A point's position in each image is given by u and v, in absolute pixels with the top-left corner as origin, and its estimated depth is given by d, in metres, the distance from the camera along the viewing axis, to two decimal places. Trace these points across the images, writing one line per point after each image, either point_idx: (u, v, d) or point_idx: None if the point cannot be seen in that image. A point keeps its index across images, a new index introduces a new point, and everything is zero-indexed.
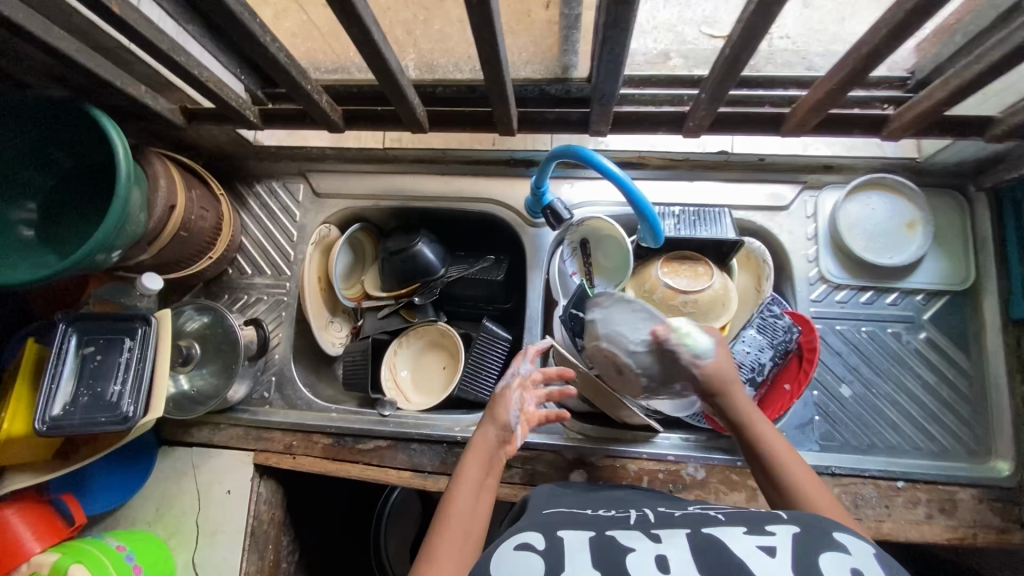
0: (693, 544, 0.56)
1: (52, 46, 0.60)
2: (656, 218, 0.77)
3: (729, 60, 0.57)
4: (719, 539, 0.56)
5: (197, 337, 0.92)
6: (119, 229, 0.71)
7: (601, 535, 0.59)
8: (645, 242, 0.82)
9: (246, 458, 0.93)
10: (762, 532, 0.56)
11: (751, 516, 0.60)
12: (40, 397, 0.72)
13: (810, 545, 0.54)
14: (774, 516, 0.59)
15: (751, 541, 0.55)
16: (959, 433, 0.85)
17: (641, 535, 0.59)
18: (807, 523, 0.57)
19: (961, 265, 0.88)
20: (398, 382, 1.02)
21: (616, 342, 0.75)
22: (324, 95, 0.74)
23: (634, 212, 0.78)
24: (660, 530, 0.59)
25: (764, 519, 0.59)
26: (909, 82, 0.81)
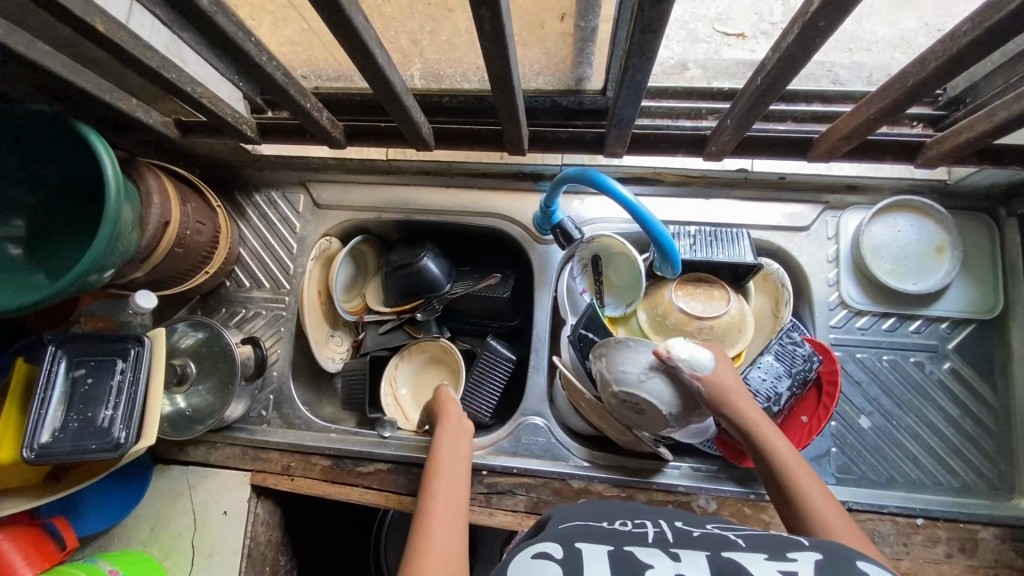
0: (713, 565, 0.51)
1: (35, 62, 0.57)
2: (673, 245, 0.73)
3: (761, 90, 0.53)
4: (738, 562, 0.52)
5: (192, 354, 0.89)
6: (110, 248, 0.67)
7: (616, 550, 0.54)
8: (661, 270, 0.78)
9: (243, 478, 0.90)
10: (784, 558, 0.52)
11: (773, 542, 0.55)
12: (28, 423, 0.69)
13: (837, 570, 0.49)
14: (797, 542, 0.54)
15: (773, 566, 0.50)
16: (981, 468, 0.81)
17: (658, 551, 0.54)
18: (829, 551, 0.53)
19: (989, 292, 0.84)
20: (398, 399, 0.99)
21: (628, 386, 0.71)
22: (325, 111, 0.70)
23: (649, 238, 0.74)
24: (678, 548, 0.55)
25: (787, 546, 0.54)
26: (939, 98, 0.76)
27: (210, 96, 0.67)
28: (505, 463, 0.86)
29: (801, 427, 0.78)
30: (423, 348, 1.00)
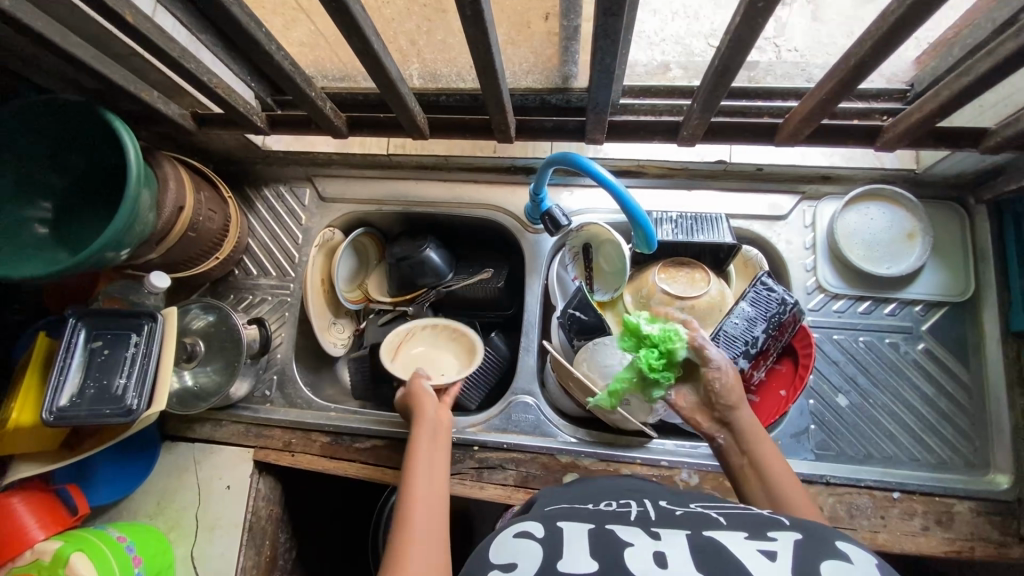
0: (692, 543, 0.53)
1: (69, 52, 0.63)
2: (649, 224, 0.78)
3: (718, 70, 0.58)
4: (717, 540, 0.53)
5: (203, 335, 0.95)
6: (128, 227, 0.73)
7: (599, 531, 0.56)
8: (638, 248, 0.82)
9: (247, 454, 0.95)
10: (763, 537, 0.53)
11: (753, 522, 0.57)
12: (49, 388, 0.74)
13: (815, 550, 0.51)
14: (778, 522, 0.56)
15: (751, 543, 0.52)
16: (958, 445, 0.84)
17: (639, 532, 0.56)
18: (809, 530, 0.54)
19: (961, 276, 0.88)
20: (404, 343, 0.95)
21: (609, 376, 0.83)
22: (328, 102, 0.76)
23: (627, 218, 0.78)
24: (659, 529, 0.57)
25: (767, 526, 0.56)
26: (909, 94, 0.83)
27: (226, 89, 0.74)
28: (496, 438, 0.90)
29: (779, 401, 0.83)
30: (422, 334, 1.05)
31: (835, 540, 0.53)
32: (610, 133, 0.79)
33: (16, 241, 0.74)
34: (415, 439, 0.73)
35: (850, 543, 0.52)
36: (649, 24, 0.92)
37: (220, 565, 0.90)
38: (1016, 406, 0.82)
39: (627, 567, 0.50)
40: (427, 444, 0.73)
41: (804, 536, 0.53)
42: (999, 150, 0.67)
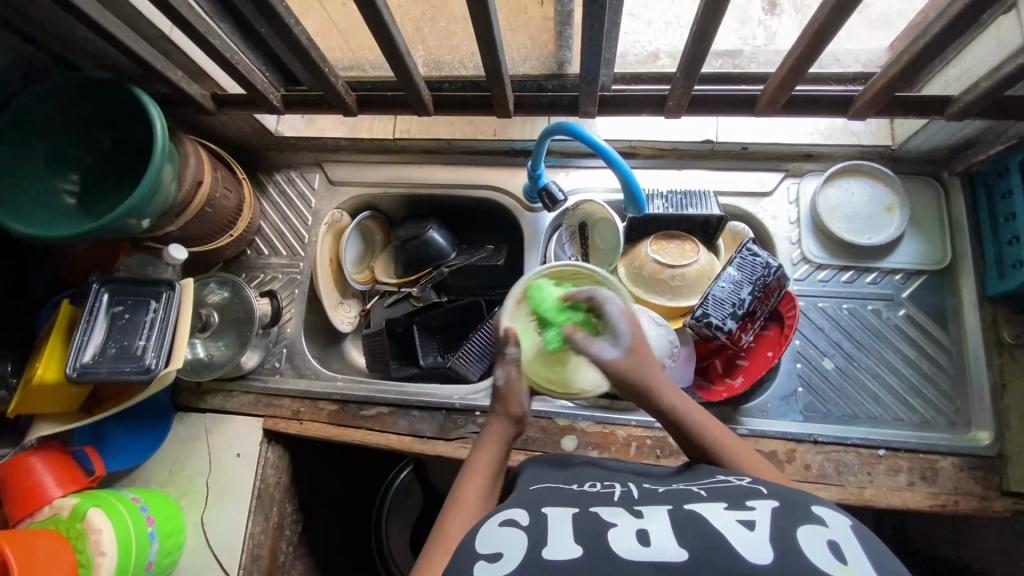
0: (675, 520, 0.52)
1: (105, 28, 0.69)
2: (640, 189, 0.88)
3: (698, 31, 0.64)
4: (699, 515, 0.52)
5: (217, 308, 0.99)
6: (150, 196, 0.78)
7: (582, 512, 0.55)
8: (628, 210, 0.92)
9: (256, 423, 0.98)
10: (743, 507, 0.53)
11: (732, 492, 0.56)
12: (73, 346, 0.79)
13: (794, 516, 0.51)
14: (757, 491, 0.55)
15: (731, 516, 0.51)
16: (939, 405, 0.88)
17: (623, 511, 0.55)
18: (786, 498, 0.53)
19: (938, 246, 0.93)
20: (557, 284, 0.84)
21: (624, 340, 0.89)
22: (340, 79, 0.82)
23: (621, 183, 0.88)
24: (642, 507, 0.56)
25: (745, 494, 0.55)
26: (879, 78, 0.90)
27: (247, 66, 0.79)
28: None
29: (766, 361, 0.88)
30: (427, 316, 1.06)
31: (812, 505, 0.53)
32: (602, 107, 0.84)
33: (47, 211, 0.79)
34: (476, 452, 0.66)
35: (828, 509, 0.52)
36: (637, 14, 0.99)
37: (228, 530, 0.93)
38: (993, 365, 0.86)
39: (613, 554, 0.49)
40: (492, 452, 0.66)
41: (782, 504, 0.53)
42: (963, 116, 0.72)
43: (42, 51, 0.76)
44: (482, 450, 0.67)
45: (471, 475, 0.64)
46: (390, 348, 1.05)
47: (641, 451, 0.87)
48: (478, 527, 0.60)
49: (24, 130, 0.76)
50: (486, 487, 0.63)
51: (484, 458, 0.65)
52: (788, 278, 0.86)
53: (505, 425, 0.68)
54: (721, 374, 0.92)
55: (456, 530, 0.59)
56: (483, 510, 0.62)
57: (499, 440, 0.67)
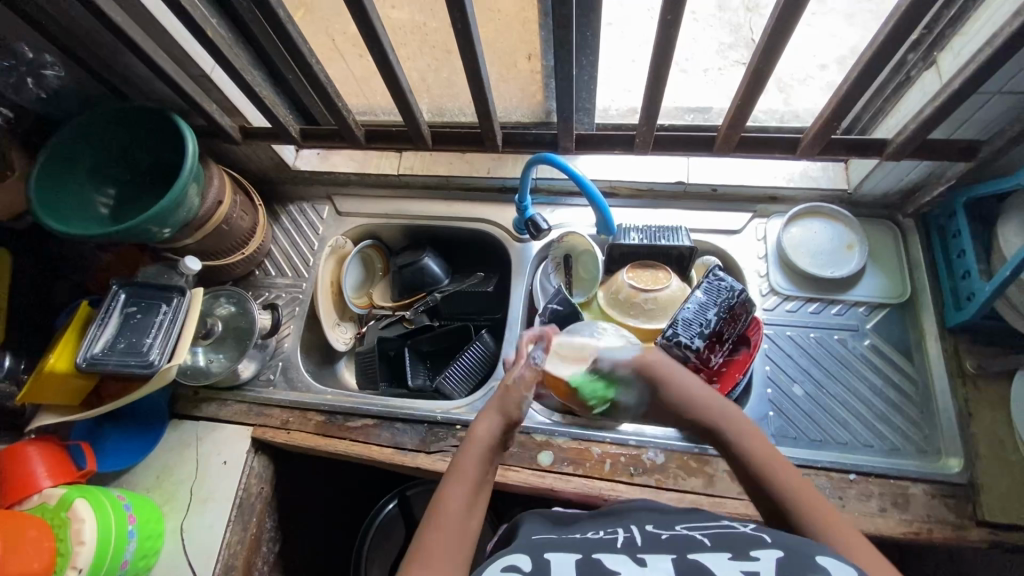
0: (678, 568, 0.51)
1: (159, 65, 0.82)
2: (608, 211, 0.96)
3: (655, 73, 0.74)
4: (702, 566, 0.51)
5: (223, 319, 1.06)
6: (172, 209, 0.87)
7: (586, 557, 0.54)
8: (601, 233, 1.02)
9: (245, 431, 1.01)
10: (747, 556, 0.51)
11: (737, 539, 0.54)
12: (86, 337, 0.86)
13: (798, 566, 0.50)
14: (760, 539, 0.53)
15: (735, 566, 0.50)
16: (909, 433, 0.89)
17: (626, 558, 0.54)
18: (791, 546, 0.52)
19: (898, 281, 0.98)
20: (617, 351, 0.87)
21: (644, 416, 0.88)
22: (352, 115, 0.94)
23: (590, 205, 0.95)
24: (646, 554, 0.54)
25: (750, 543, 0.53)
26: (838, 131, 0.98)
27: (272, 101, 0.91)
28: None
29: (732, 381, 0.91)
30: (417, 339, 1.12)
31: (819, 554, 0.51)
32: (579, 145, 0.94)
33: (83, 218, 0.90)
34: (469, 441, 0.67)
35: (834, 558, 0.50)
36: (617, 74, 1.12)
37: (206, 538, 0.94)
38: (959, 395, 0.89)
39: None
40: (479, 450, 0.66)
41: (787, 554, 0.51)
42: (896, 154, 0.82)
43: (103, 85, 0.90)
44: (470, 448, 0.66)
45: (457, 477, 0.63)
46: (379, 367, 1.10)
47: (615, 468, 0.89)
48: (464, 528, 0.59)
49: (75, 148, 0.88)
50: (473, 488, 0.62)
51: (470, 458, 0.65)
52: (753, 304, 0.92)
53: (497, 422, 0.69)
54: None
55: (441, 541, 0.57)
56: (471, 511, 0.61)
57: (486, 436, 0.67)
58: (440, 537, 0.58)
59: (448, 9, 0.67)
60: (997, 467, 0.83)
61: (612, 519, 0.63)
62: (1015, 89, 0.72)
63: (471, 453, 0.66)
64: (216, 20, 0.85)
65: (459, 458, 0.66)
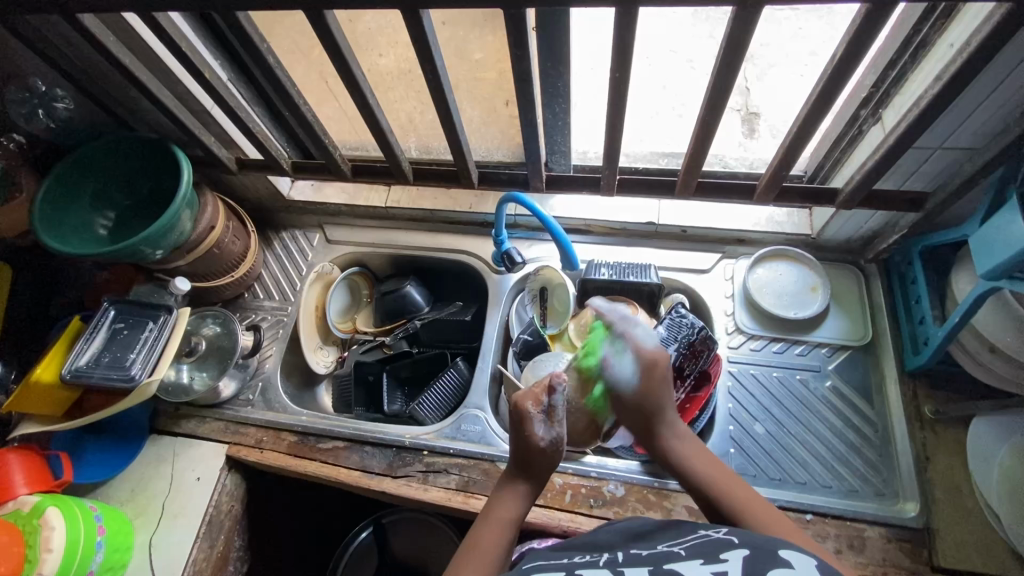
0: None
1: (164, 104, 0.89)
2: (571, 249, 1.00)
3: (610, 127, 0.79)
4: (675, 573, 0.53)
5: (207, 339, 1.10)
6: (164, 232, 0.92)
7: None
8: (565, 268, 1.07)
9: (220, 449, 1.04)
10: (717, 559, 0.54)
11: (708, 545, 0.57)
12: (74, 350, 0.90)
13: (764, 560, 0.53)
14: (728, 541, 0.56)
15: (706, 569, 0.53)
16: (867, 476, 0.90)
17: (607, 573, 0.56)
18: (756, 544, 0.55)
19: (860, 324, 1.01)
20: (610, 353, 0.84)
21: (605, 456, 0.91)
22: (339, 151, 1.00)
23: (554, 243, 1.00)
24: (626, 567, 0.57)
25: (720, 546, 0.56)
26: (803, 178, 1.02)
27: (264, 136, 0.98)
28: (444, 444, 1.00)
29: None
30: (396, 365, 1.14)
31: (782, 549, 0.54)
32: (550, 185, 0.99)
33: (82, 239, 0.96)
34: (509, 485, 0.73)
35: (795, 551, 0.53)
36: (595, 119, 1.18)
37: (174, 553, 0.95)
38: (916, 439, 0.90)
39: None
40: (516, 501, 0.72)
41: (753, 552, 0.54)
42: (847, 203, 0.86)
43: (110, 117, 0.97)
44: (506, 498, 0.72)
45: (493, 516, 0.70)
46: (356, 392, 1.14)
47: (575, 499, 0.91)
48: (495, 569, 0.65)
49: (79, 174, 0.94)
50: (509, 534, 0.68)
51: (506, 507, 0.71)
52: (715, 342, 0.94)
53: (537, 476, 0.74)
54: None
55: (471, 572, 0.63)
56: (504, 556, 0.67)
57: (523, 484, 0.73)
58: (473, 573, 0.63)
59: (418, 59, 0.72)
60: (951, 513, 0.84)
61: (561, 548, 0.65)
62: (954, 145, 0.76)
63: (505, 502, 0.71)
64: (216, 62, 0.93)
65: (496, 505, 0.72)
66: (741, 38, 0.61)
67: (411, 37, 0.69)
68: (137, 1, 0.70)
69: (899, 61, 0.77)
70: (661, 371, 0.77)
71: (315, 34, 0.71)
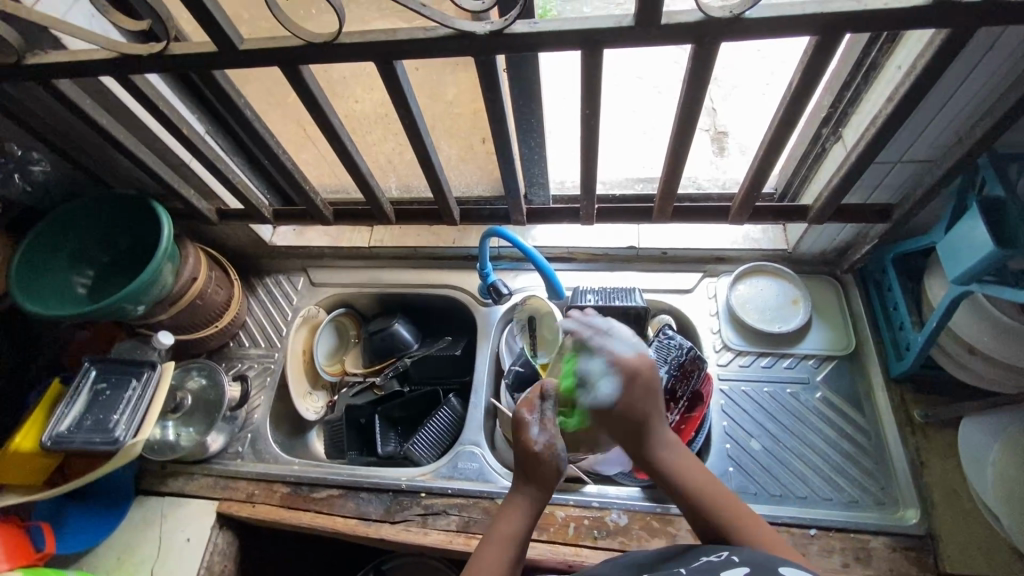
0: None
1: (141, 160, 0.89)
2: (555, 277, 1.01)
3: (585, 161, 0.82)
4: None
5: (193, 392, 1.07)
6: (146, 287, 0.91)
7: None
8: (551, 296, 1.08)
9: (210, 507, 1.01)
10: None
11: (708, 566, 0.57)
12: (53, 415, 0.88)
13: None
14: (729, 562, 0.57)
15: None
16: (866, 484, 0.90)
17: None
18: (756, 563, 0.56)
19: (843, 333, 1.02)
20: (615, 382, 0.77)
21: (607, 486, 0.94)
22: (320, 196, 1.00)
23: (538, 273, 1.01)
24: None
25: (719, 567, 0.57)
26: (774, 195, 1.06)
27: (245, 186, 0.99)
28: (441, 484, 0.98)
29: None
30: (387, 406, 1.12)
31: (782, 567, 0.55)
32: (530, 217, 1.00)
33: (61, 300, 0.94)
34: (512, 499, 0.72)
35: (795, 568, 0.55)
36: None
37: None
38: (910, 445, 0.91)
39: None
40: (519, 518, 0.69)
41: (753, 569, 0.55)
42: (818, 217, 0.89)
43: (87, 175, 0.97)
44: (512, 512, 0.70)
45: (499, 533, 0.68)
46: (348, 437, 1.11)
47: (578, 531, 0.89)
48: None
49: (56, 233, 0.93)
50: (512, 549, 0.66)
51: (511, 520, 0.69)
52: (704, 361, 0.95)
53: (539, 491, 0.72)
54: None
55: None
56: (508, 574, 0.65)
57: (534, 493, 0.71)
58: None
59: (394, 106, 0.74)
60: (952, 517, 0.85)
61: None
62: (912, 157, 0.80)
63: (509, 517, 0.69)
64: (193, 116, 0.94)
65: (500, 519, 0.70)
66: (703, 70, 0.64)
67: (385, 85, 0.70)
68: (113, 66, 0.71)
69: (852, 83, 0.80)
70: (647, 367, 0.76)
71: (293, 88, 0.73)
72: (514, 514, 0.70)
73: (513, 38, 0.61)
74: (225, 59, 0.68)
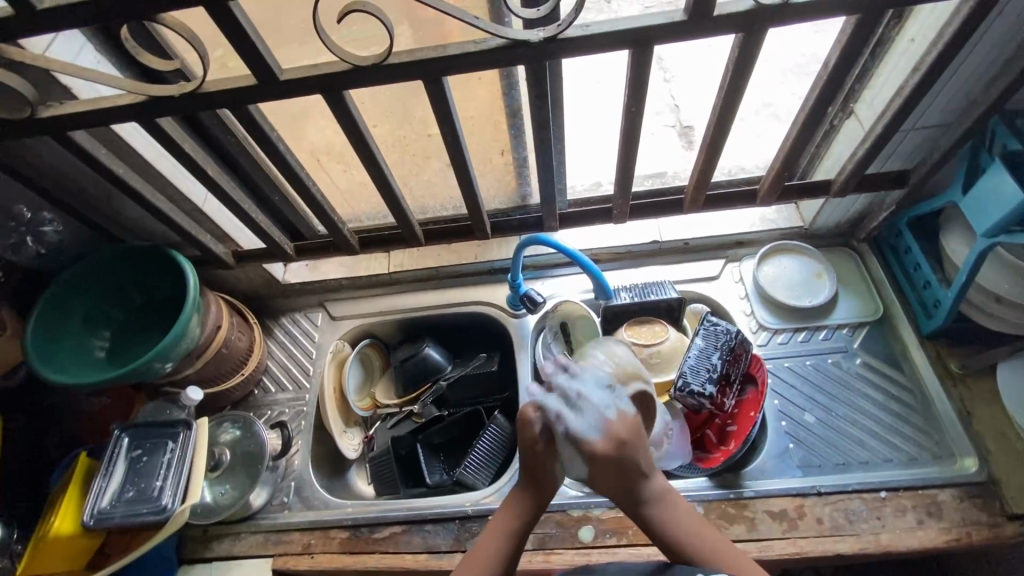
0: None
1: (158, 208, 0.84)
2: (603, 276, 1.03)
3: (623, 158, 0.82)
4: None
5: (229, 446, 1.01)
6: (175, 342, 0.85)
7: None
8: (598, 297, 1.08)
9: (266, 565, 0.95)
10: None
11: None
12: (92, 492, 0.82)
13: None
14: None
15: None
16: (920, 441, 0.93)
17: None
18: None
19: (870, 300, 1.06)
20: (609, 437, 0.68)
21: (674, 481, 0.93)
22: (346, 226, 0.97)
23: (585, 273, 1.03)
24: None
25: None
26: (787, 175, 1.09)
27: (267, 224, 0.95)
28: None
29: (732, 435, 0.95)
30: (428, 433, 1.08)
31: None
32: (562, 222, 1.00)
33: (82, 365, 0.88)
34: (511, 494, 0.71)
35: None
36: None
37: None
38: (954, 397, 0.95)
39: None
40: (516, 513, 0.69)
41: None
42: (840, 191, 0.93)
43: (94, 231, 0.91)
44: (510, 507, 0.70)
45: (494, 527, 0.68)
46: (397, 472, 1.06)
47: None
48: None
49: (70, 296, 0.88)
50: (505, 548, 0.67)
51: (506, 516, 0.69)
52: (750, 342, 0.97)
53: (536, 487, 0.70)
54: (715, 444, 0.97)
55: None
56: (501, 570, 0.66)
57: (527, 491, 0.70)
58: None
59: (437, 122, 0.73)
60: (1008, 459, 0.88)
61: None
62: (925, 124, 0.84)
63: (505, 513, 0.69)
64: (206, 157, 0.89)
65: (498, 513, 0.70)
66: (747, 58, 0.66)
67: (430, 102, 0.69)
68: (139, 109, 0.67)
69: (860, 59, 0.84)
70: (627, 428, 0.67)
71: (333, 114, 0.71)
72: (509, 510, 0.69)
73: (567, 43, 0.61)
74: (266, 91, 0.66)
